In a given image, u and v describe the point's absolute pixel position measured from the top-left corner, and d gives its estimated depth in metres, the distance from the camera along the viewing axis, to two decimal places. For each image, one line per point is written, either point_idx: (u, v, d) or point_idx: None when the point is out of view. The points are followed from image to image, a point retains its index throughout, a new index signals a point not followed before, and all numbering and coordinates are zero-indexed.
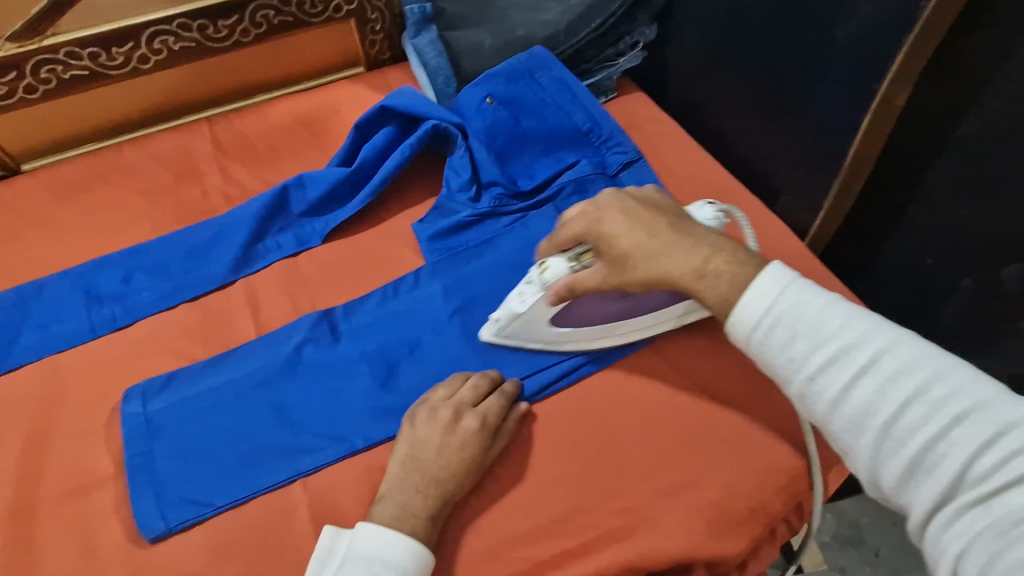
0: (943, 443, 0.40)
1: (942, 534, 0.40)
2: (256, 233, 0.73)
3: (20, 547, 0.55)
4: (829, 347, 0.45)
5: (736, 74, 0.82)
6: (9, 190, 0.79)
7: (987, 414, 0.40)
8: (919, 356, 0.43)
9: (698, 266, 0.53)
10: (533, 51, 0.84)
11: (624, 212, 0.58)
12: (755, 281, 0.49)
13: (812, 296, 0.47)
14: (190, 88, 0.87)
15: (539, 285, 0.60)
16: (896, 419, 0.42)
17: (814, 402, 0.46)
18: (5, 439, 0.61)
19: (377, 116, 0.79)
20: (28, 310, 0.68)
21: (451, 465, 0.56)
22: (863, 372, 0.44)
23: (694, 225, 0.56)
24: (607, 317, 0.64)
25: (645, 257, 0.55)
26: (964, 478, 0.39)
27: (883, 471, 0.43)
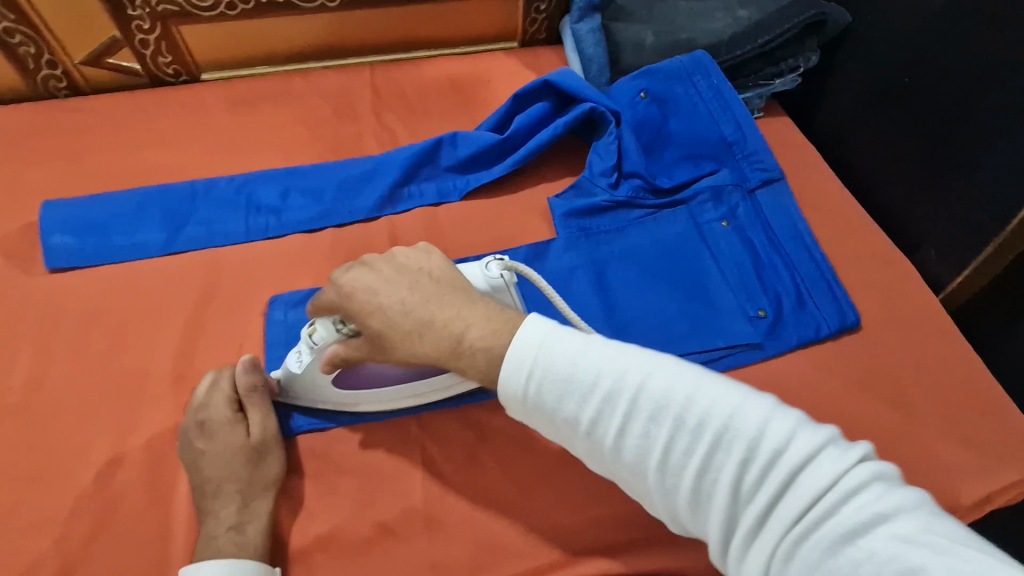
0: (715, 470, 0.42)
1: (741, 559, 0.41)
2: (403, 178, 0.78)
3: (176, 407, 0.62)
4: (596, 396, 0.45)
5: (900, 118, 0.80)
6: (191, 93, 0.86)
7: (733, 432, 0.41)
8: (667, 385, 0.44)
9: (455, 342, 0.50)
10: (696, 53, 0.84)
11: (378, 283, 0.53)
12: (517, 333, 0.47)
13: (569, 337, 0.46)
14: (362, 33, 0.92)
15: (309, 348, 0.55)
16: (670, 453, 0.43)
17: (599, 452, 0.46)
18: (169, 310, 0.67)
19: (537, 90, 0.82)
20: (196, 204, 0.74)
21: (203, 477, 0.57)
22: (629, 415, 0.44)
23: (448, 291, 0.52)
24: (397, 377, 0.59)
25: (400, 335, 0.51)
26: (738, 496, 0.41)
27: (676, 507, 0.44)
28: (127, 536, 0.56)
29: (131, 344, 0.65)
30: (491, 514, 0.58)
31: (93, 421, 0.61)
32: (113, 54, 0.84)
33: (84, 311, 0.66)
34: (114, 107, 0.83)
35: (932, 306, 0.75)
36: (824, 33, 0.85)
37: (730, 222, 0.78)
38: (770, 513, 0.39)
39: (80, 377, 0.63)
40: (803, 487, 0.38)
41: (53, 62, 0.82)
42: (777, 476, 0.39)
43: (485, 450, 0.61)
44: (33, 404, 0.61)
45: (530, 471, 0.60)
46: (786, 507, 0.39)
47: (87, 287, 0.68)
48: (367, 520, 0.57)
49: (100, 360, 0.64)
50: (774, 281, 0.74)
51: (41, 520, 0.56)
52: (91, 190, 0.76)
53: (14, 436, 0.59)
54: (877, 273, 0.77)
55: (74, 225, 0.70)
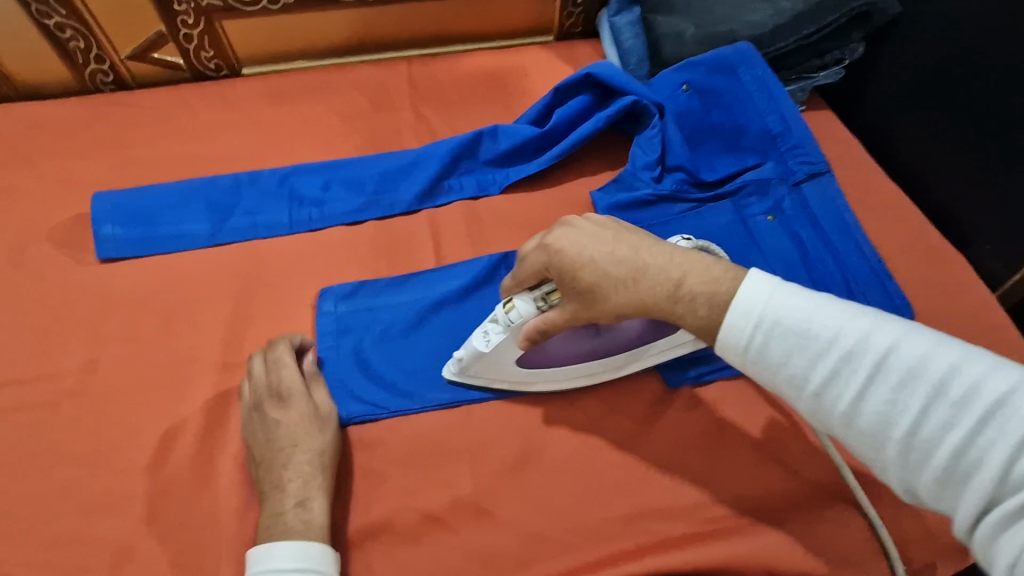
0: (972, 448, 0.39)
1: (996, 551, 0.37)
2: (444, 170, 0.78)
3: (223, 395, 0.63)
4: (831, 355, 0.44)
5: (953, 109, 0.78)
6: (233, 87, 0.86)
7: (1009, 409, 0.38)
8: (929, 353, 0.41)
9: (674, 289, 0.51)
10: (738, 45, 0.82)
11: (589, 238, 0.53)
12: (740, 285, 0.48)
13: (806, 296, 0.46)
14: (400, 27, 0.92)
15: (504, 326, 0.55)
16: (917, 423, 0.41)
17: (829, 415, 0.45)
18: (216, 300, 0.68)
19: (578, 82, 0.81)
20: (240, 195, 0.74)
21: (284, 445, 0.57)
22: (871, 379, 0.42)
23: (655, 242, 0.54)
24: (577, 355, 0.61)
25: (617, 285, 0.52)
26: (1000, 483, 0.37)
27: (918, 481, 0.41)
28: (180, 520, 0.56)
29: (179, 333, 0.66)
30: (539, 505, 0.58)
31: (144, 407, 0.61)
32: (158, 49, 0.85)
33: (134, 300, 0.67)
34: (159, 100, 0.84)
35: (985, 302, 0.73)
36: (870, 23, 0.84)
37: (776, 215, 0.77)
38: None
39: (130, 365, 0.64)
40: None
41: (101, 56, 0.83)
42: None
43: (531, 442, 0.61)
44: (86, 389, 0.62)
45: (576, 463, 0.60)
46: None
47: (136, 277, 0.69)
48: (416, 508, 0.57)
49: (150, 348, 0.65)
50: (823, 276, 0.72)
51: (96, 503, 0.57)
52: (139, 182, 0.77)
53: (68, 421, 0.60)
54: (928, 268, 0.75)
55: (122, 216, 0.71)
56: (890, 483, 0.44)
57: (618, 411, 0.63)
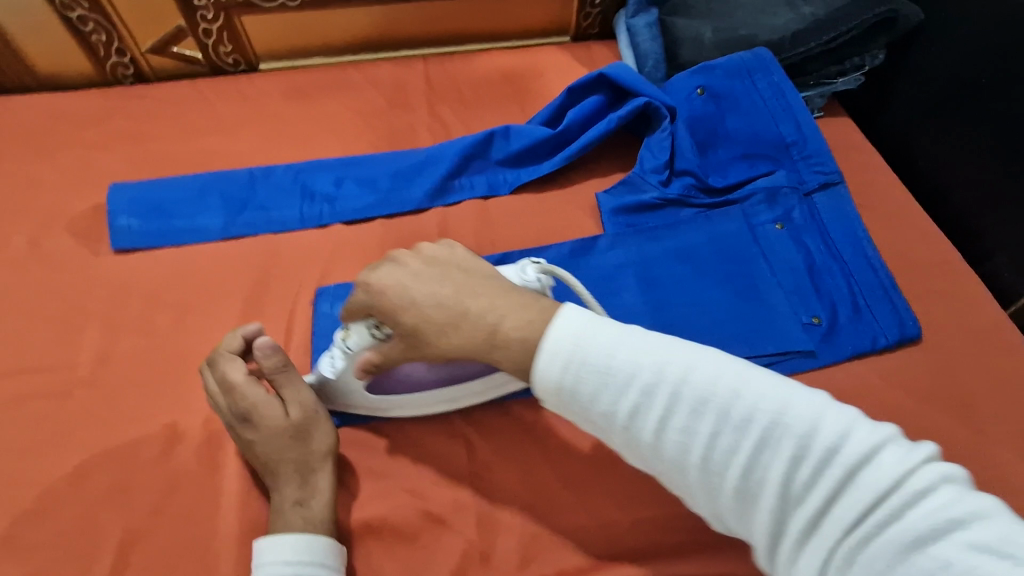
0: (761, 467, 0.40)
1: (793, 563, 0.39)
2: (455, 169, 0.78)
3: None
4: (634, 389, 0.42)
5: (973, 118, 0.77)
6: (250, 82, 0.87)
7: (784, 426, 0.40)
8: (716, 378, 0.42)
9: (490, 334, 0.48)
10: (757, 51, 0.82)
11: (410, 275, 0.51)
12: (550, 324, 0.45)
13: (603, 324, 0.44)
14: (417, 25, 0.92)
15: (342, 353, 0.54)
16: (713, 449, 0.41)
17: (635, 447, 0.44)
18: (228, 293, 0.69)
19: (591, 83, 0.81)
20: (254, 189, 0.75)
21: (263, 459, 0.56)
22: (670, 408, 0.42)
23: (481, 280, 0.50)
24: (430, 382, 0.58)
25: (434, 330, 0.49)
26: (789, 499, 0.39)
27: (721, 505, 0.42)
28: (186, 510, 0.57)
29: (191, 325, 0.67)
30: (541, 508, 0.58)
31: (155, 397, 0.63)
32: (178, 43, 0.86)
33: (148, 290, 0.69)
34: (178, 94, 0.85)
35: (1002, 318, 0.71)
36: (894, 30, 0.82)
37: (785, 225, 0.75)
38: (824, 516, 0.38)
39: (143, 354, 0.65)
40: (862, 489, 0.37)
41: (122, 49, 0.85)
42: (834, 476, 0.38)
43: (532, 445, 0.61)
44: (100, 377, 0.63)
45: (579, 467, 0.60)
46: (847, 508, 0.37)
47: (151, 268, 0.70)
48: (416, 506, 0.58)
49: (162, 339, 0.66)
50: (830, 288, 0.71)
51: (105, 491, 0.58)
52: (157, 174, 0.78)
53: (81, 408, 0.62)
54: (943, 281, 0.74)
55: (139, 207, 0.72)
56: (691, 505, 0.45)
57: None
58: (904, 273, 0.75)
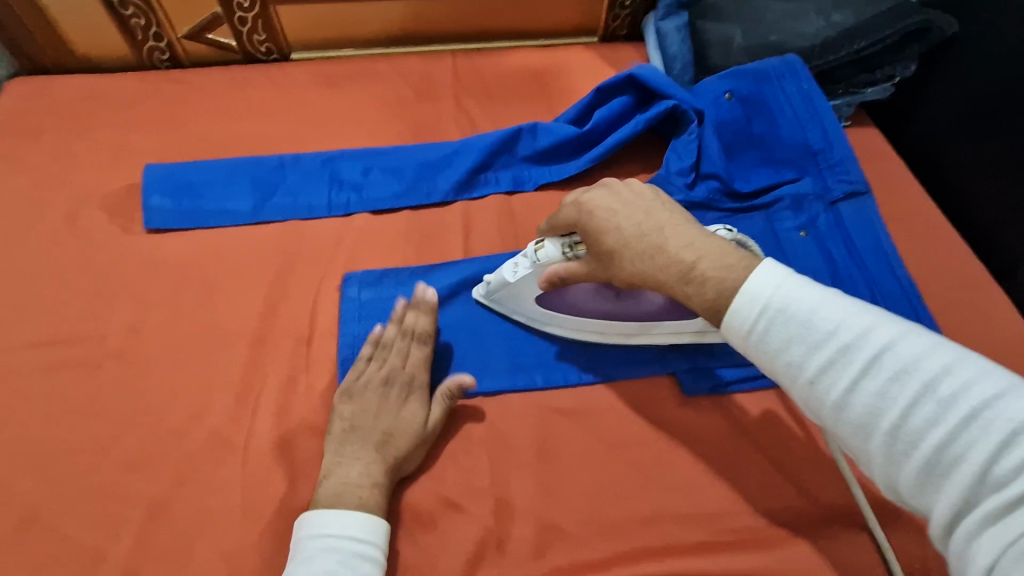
0: (958, 445, 0.37)
1: (970, 554, 0.36)
2: (482, 164, 0.78)
3: (254, 366, 0.64)
4: (829, 345, 0.42)
5: (1001, 132, 0.77)
6: (282, 70, 0.89)
7: (996, 409, 0.36)
8: (927, 350, 0.40)
9: (686, 270, 0.49)
10: (787, 57, 0.82)
11: (618, 204, 0.54)
12: (747, 274, 0.46)
13: (807, 284, 0.44)
14: (448, 20, 0.93)
15: (531, 262, 0.60)
16: (904, 418, 0.39)
17: (817, 403, 0.43)
18: (255, 274, 0.70)
19: (620, 83, 0.81)
20: (284, 175, 0.76)
21: (370, 433, 0.58)
22: (866, 370, 0.41)
23: (687, 221, 0.52)
24: (596, 310, 0.63)
25: (632, 255, 0.52)
26: (985, 485, 0.36)
27: (902, 478, 0.40)
28: (210, 485, 0.58)
29: (218, 304, 0.68)
30: (558, 499, 0.58)
31: (181, 373, 0.64)
32: (213, 29, 0.88)
33: (177, 269, 0.70)
34: (212, 80, 0.87)
35: None
36: (927, 41, 0.82)
37: (809, 231, 0.75)
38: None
39: (170, 332, 0.66)
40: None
41: (159, 34, 0.86)
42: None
43: (550, 438, 0.62)
44: (128, 352, 0.65)
45: (597, 462, 0.60)
46: None
47: (181, 248, 0.71)
48: (434, 493, 0.59)
49: (190, 317, 0.67)
50: (852, 296, 0.71)
51: (131, 463, 0.59)
52: (189, 157, 0.79)
53: (110, 381, 0.63)
54: (969, 294, 0.73)
55: (171, 188, 0.73)
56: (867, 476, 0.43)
57: (637, 414, 0.63)
58: (928, 285, 0.74)
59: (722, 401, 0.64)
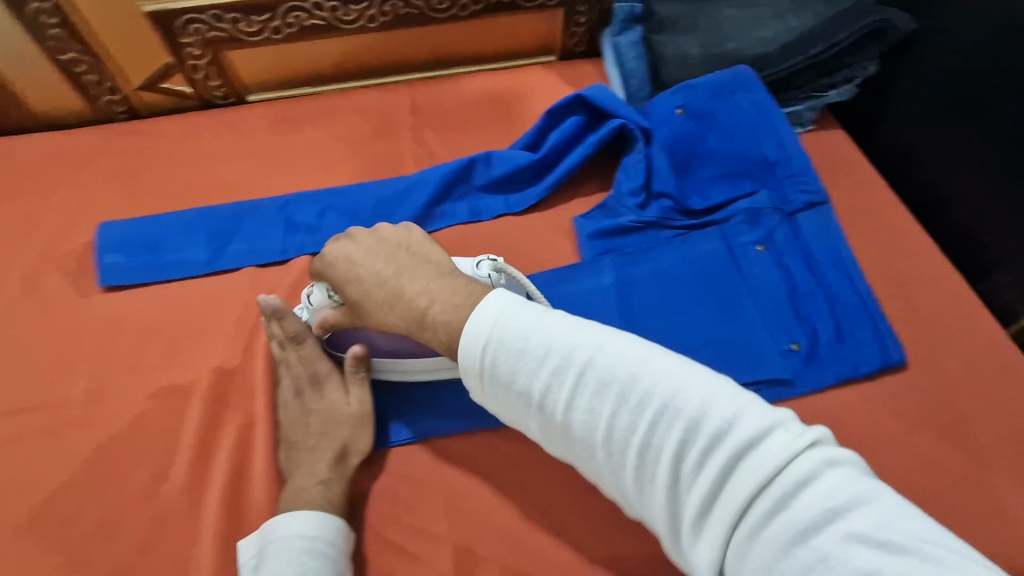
0: (658, 447, 0.43)
1: (688, 540, 0.42)
2: (437, 197, 0.78)
3: (213, 424, 0.64)
4: (544, 370, 0.46)
5: (973, 130, 0.74)
6: (239, 113, 0.89)
7: (674, 407, 0.43)
8: (618, 363, 0.45)
9: (421, 316, 0.54)
10: (738, 69, 0.81)
11: (357, 255, 0.59)
12: (474, 312, 0.49)
13: (525, 313, 0.49)
14: (402, 52, 0.93)
15: (310, 308, 0.64)
16: (617, 428, 0.44)
17: (554, 424, 0.47)
18: (215, 328, 0.70)
19: (570, 104, 0.80)
20: (240, 223, 0.76)
21: (313, 440, 0.61)
22: (578, 389, 0.46)
23: (422, 265, 0.57)
24: (385, 350, 0.64)
25: (375, 306, 0.57)
26: (680, 478, 0.42)
27: (624, 482, 0.45)
28: (172, 551, 0.58)
29: (177, 361, 0.68)
30: (521, 541, 0.58)
31: (141, 436, 0.63)
32: (167, 79, 0.88)
33: (137, 328, 0.70)
34: (169, 129, 0.87)
35: (1003, 339, 0.69)
36: (885, 40, 0.80)
37: (766, 245, 0.74)
38: (714, 495, 0.40)
39: (131, 393, 0.66)
40: (743, 469, 0.39)
41: (114, 88, 0.87)
42: (717, 455, 0.40)
43: (512, 479, 0.61)
44: (89, 417, 0.65)
45: (556, 502, 0.59)
46: (732, 487, 0.40)
47: (139, 305, 0.71)
48: (396, 545, 0.58)
49: (149, 377, 0.67)
50: (810, 311, 0.70)
51: (93, 532, 0.59)
52: (148, 211, 0.80)
53: (71, 448, 0.63)
54: (942, 299, 0.72)
55: (129, 246, 0.74)
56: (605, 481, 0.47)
57: None
58: (899, 293, 0.72)
59: None
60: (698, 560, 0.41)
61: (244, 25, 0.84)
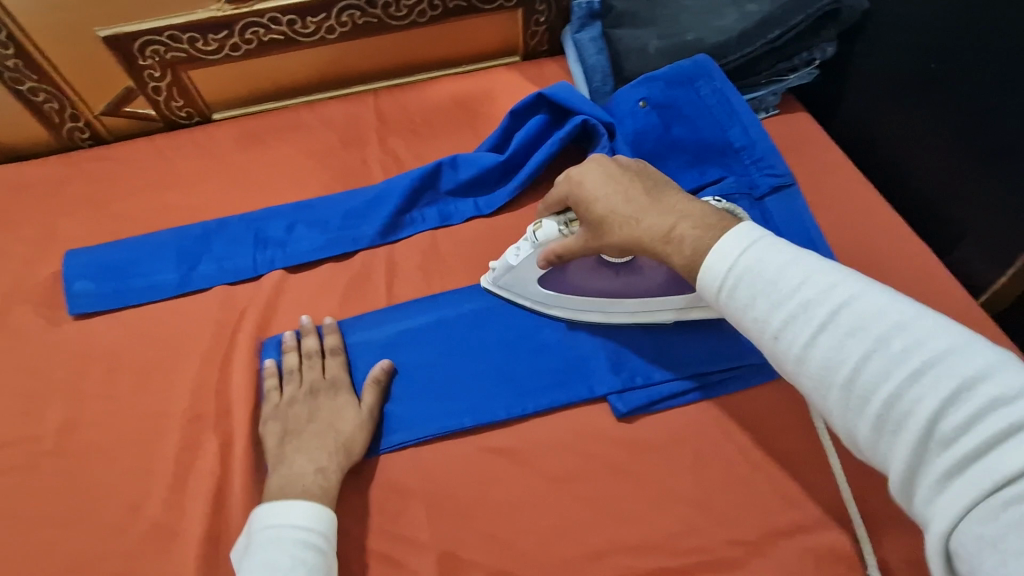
0: (909, 399, 0.38)
1: (928, 500, 0.37)
2: (406, 203, 0.78)
3: (190, 446, 0.63)
4: (791, 305, 0.44)
5: (930, 105, 0.75)
6: (204, 132, 0.89)
7: (948, 365, 0.38)
8: (888, 311, 0.41)
9: (667, 232, 0.55)
10: (697, 57, 0.81)
11: (608, 176, 0.59)
12: (720, 240, 0.49)
13: (785, 255, 0.46)
14: (364, 61, 0.93)
15: (532, 243, 0.61)
16: (858, 373, 0.40)
17: (786, 360, 0.45)
18: (188, 349, 0.69)
19: (532, 103, 0.81)
20: (210, 242, 0.76)
21: (316, 433, 0.60)
22: (824, 328, 0.42)
23: (664, 189, 0.58)
24: (603, 289, 0.66)
25: (620, 223, 0.57)
26: (933, 438, 0.37)
27: (858, 432, 0.41)
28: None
29: (151, 385, 0.67)
30: (506, 541, 0.57)
31: (118, 462, 0.63)
32: (129, 103, 0.88)
33: (110, 353, 0.69)
34: (134, 153, 0.86)
35: (975, 308, 0.70)
36: (840, 21, 0.80)
37: None
38: (969, 463, 0.35)
39: (106, 420, 0.65)
40: (1022, 444, 0.33)
41: (76, 115, 0.86)
42: (994, 422, 0.35)
43: (493, 481, 0.61)
44: (64, 447, 0.64)
45: (541, 500, 0.59)
46: (998, 457, 0.34)
47: (111, 331, 0.71)
48: (378, 556, 0.57)
49: (125, 402, 0.66)
50: None
51: (72, 562, 0.58)
52: (116, 235, 0.79)
53: (47, 480, 0.62)
54: (913, 274, 0.72)
55: (98, 272, 0.73)
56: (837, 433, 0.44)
57: (581, 444, 0.62)
58: (870, 269, 0.73)
59: (665, 420, 0.64)
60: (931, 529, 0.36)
61: (202, 44, 0.84)
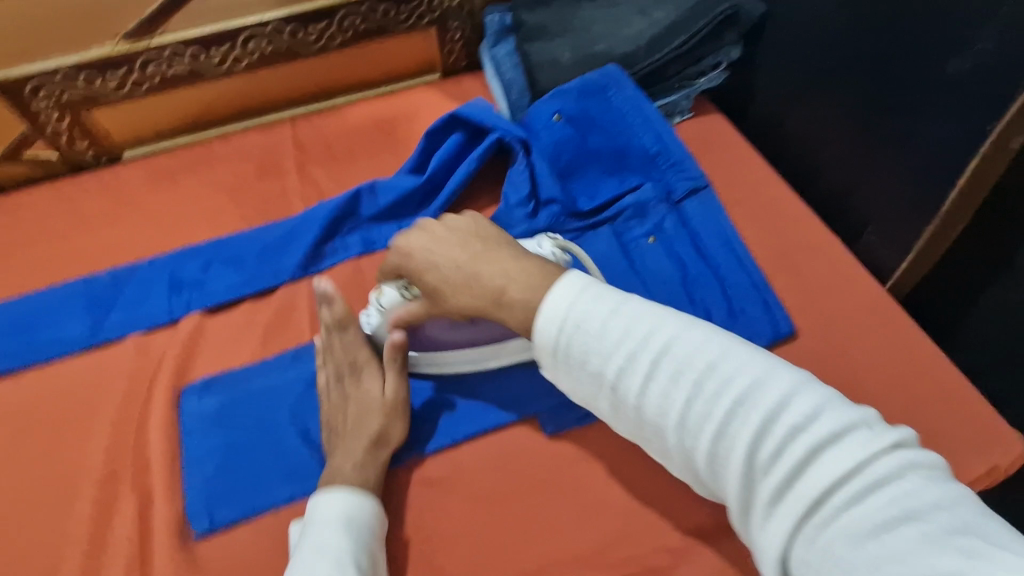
0: (731, 435, 0.42)
1: (762, 528, 0.41)
2: (327, 233, 0.76)
3: (105, 508, 0.61)
4: (620, 352, 0.47)
5: (826, 100, 0.77)
6: (112, 172, 0.85)
7: (754, 398, 0.42)
8: (700, 351, 0.45)
9: (498, 296, 0.54)
10: (607, 67, 0.82)
11: (426, 241, 0.59)
12: (550, 292, 0.50)
13: (606, 297, 0.49)
14: (279, 88, 0.91)
15: (380, 311, 0.64)
16: (688, 414, 0.44)
17: (625, 405, 0.47)
18: (101, 404, 0.66)
19: (447, 123, 0.80)
20: (120, 290, 0.73)
21: (354, 424, 0.61)
22: (651, 373, 0.46)
23: (494, 249, 0.57)
24: (459, 340, 0.64)
25: (451, 290, 0.57)
26: (754, 469, 0.41)
27: (696, 467, 0.45)
28: None
29: (62, 446, 0.64)
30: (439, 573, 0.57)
31: (28, 533, 0.60)
32: (27, 148, 0.84)
33: (16, 416, 0.66)
34: (36, 199, 0.82)
35: (883, 294, 0.72)
36: (740, 25, 0.82)
37: (657, 237, 0.77)
38: (786, 489, 0.40)
39: (13, 488, 0.62)
40: (825, 464, 0.39)
41: None
42: (797, 448, 0.40)
43: (424, 512, 0.60)
44: None
45: (473, 527, 0.59)
46: (807, 480, 0.39)
47: (16, 392, 0.67)
48: None
49: (33, 467, 0.63)
50: (703, 295, 0.72)
51: None
52: (20, 289, 0.75)
53: None
54: (825, 265, 0.75)
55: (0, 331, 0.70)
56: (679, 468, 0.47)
57: (511, 465, 0.62)
58: (785, 265, 0.75)
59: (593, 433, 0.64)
60: (768, 555, 0.40)
61: (100, 82, 0.81)
